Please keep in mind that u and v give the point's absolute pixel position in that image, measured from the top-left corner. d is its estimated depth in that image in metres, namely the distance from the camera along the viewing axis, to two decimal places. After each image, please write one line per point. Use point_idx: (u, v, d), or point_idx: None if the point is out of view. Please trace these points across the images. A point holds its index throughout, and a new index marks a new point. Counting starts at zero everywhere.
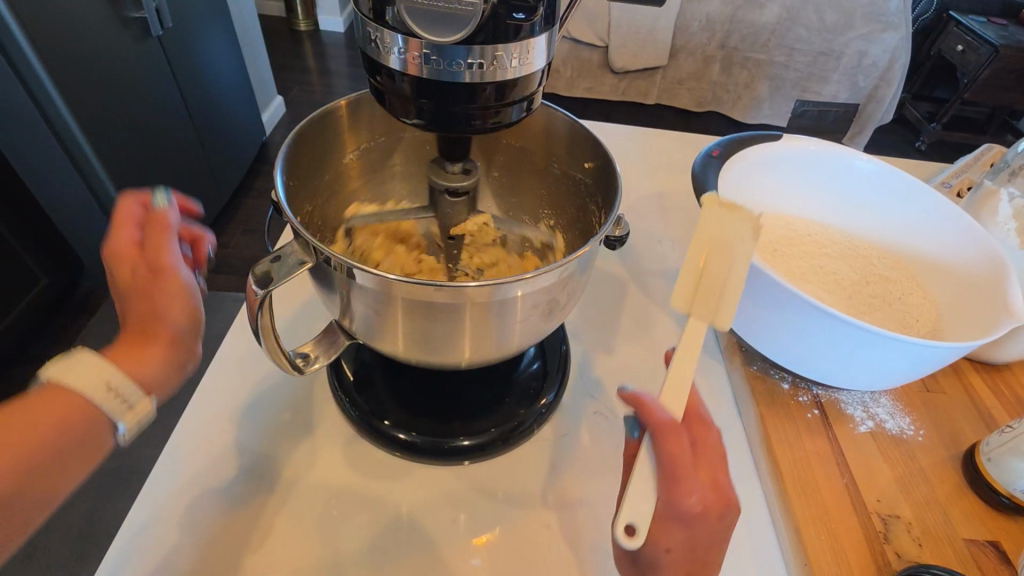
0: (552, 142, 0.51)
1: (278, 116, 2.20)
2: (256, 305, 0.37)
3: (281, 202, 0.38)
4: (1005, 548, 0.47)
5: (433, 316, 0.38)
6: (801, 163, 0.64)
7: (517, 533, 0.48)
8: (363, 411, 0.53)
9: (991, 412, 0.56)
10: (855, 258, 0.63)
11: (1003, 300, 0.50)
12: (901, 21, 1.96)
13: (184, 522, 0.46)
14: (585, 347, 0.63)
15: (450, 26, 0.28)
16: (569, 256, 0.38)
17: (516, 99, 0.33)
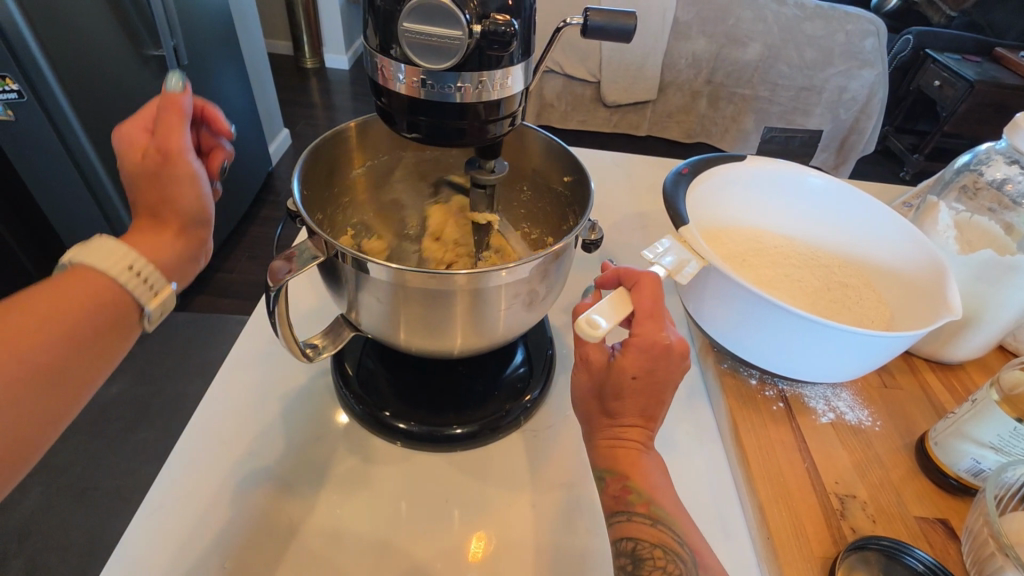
0: (536, 160, 0.58)
1: (285, 147, 2.29)
2: (273, 294, 0.42)
3: (298, 207, 0.44)
4: (952, 525, 0.51)
5: (429, 302, 0.44)
6: (763, 183, 0.71)
7: (503, 514, 0.52)
8: (365, 405, 0.58)
9: (944, 405, 0.61)
10: (817, 267, 0.68)
11: (942, 299, 0.56)
12: (877, 58, 2.07)
13: (199, 499, 0.51)
14: (570, 349, 0.68)
15: (441, 57, 0.34)
16: (544, 250, 0.43)
17: (499, 117, 0.39)
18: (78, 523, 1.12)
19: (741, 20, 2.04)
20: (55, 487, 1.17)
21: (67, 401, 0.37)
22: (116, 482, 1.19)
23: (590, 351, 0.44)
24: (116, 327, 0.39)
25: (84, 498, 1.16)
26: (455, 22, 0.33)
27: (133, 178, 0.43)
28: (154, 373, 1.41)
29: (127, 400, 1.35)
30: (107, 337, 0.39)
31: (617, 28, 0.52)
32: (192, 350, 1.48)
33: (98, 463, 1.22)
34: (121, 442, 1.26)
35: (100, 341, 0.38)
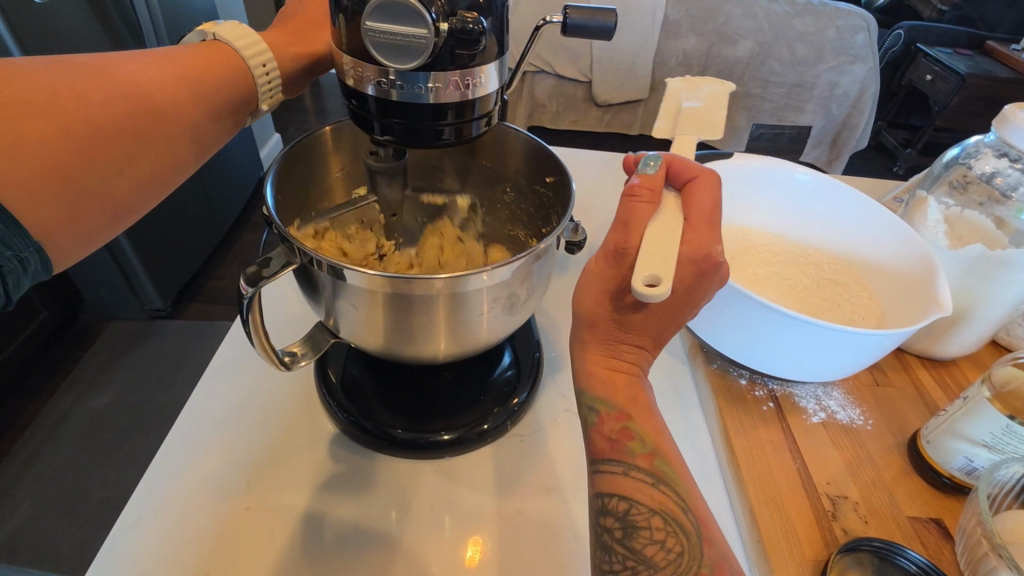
0: (517, 161, 0.57)
1: (276, 152, 2.27)
2: (247, 303, 0.42)
3: (271, 214, 0.43)
4: (945, 525, 0.50)
5: (407, 308, 0.43)
6: (750, 180, 0.70)
7: (490, 522, 0.51)
8: (349, 412, 0.57)
9: (937, 402, 0.60)
10: (806, 265, 0.68)
11: (933, 295, 0.55)
12: (867, 54, 2.07)
13: (178, 511, 0.50)
14: (558, 351, 0.67)
15: (409, 57, 0.33)
16: (524, 253, 0.42)
17: (474, 118, 0.39)
18: (69, 536, 1.10)
19: (731, 17, 2.03)
20: (46, 499, 1.15)
21: (149, 175, 0.43)
22: (108, 492, 1.17)
23: (638, 185, 0.44)
24: (201, 119, 0.46)
25: (75, 510, 1.14)
26: (421, 20, 0.32)
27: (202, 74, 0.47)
28: (145, 382, 1.39)
29: (118, 410, 1.32)
30: (191, 124, 0.45)
31: (597, 26, 0.51)
32: (183, 357, 1.46)
33: (89, 473, 1.20)
34: (112, 452, 1.24)
35: (183, 123, 0.45)
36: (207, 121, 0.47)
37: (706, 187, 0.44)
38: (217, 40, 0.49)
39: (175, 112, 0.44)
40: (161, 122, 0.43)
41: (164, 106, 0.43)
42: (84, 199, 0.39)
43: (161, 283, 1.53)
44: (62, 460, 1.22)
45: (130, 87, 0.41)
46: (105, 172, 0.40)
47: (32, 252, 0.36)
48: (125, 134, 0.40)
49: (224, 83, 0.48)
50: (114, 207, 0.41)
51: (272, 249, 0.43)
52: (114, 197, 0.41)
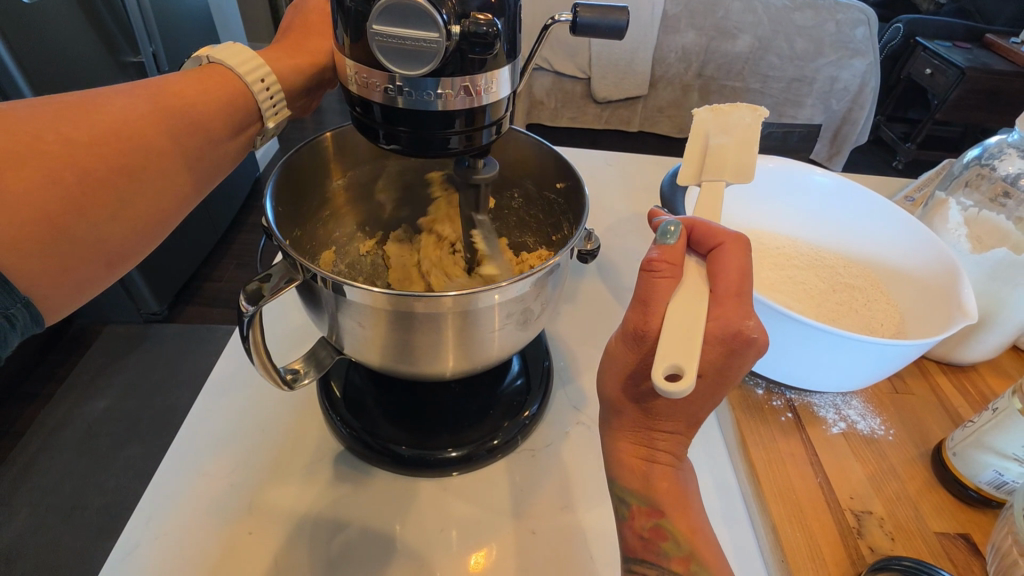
0: (525, 165, 0.55)
1: (270, 152, 2.24)
2: (247, 322, 0.39)
3: (272, 227, 0.41)
4: (974, 540, 0.48)
5: (416, 325, 0.41)
6: (762, 180, 0.69)
7: (504, 543, 0.49)
8: (353, 428, 0.55)
9: (958, 409, 0.59)
10: (822, 268, 0.66)
11: (956, 300, 0.53)
12: (868, 48, 2.05)
13: (178, 537, 0.47)
14: (567, 361, 0.65)
15: (417, 61, 0.31)
16: (538, 266, 0.41)
17: (485, 126, 0.36)
18: (66, 546, 1.07)
19: (731, 11, 2.01)
20: (42, 509, 1.12)
21: (147, 214, 0.41)
22: (106, 501, 1.14)
23: (656, 257, 0.37)
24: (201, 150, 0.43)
25: (72, 520, 1.11)
26: (432, 23, 0.30)
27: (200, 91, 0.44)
28: (141, 387, 1.35)
29: (114, 416, 1.29)
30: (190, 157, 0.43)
31: (609, 24, 0.49)
32: (180, 362, 1.42)
33: (86, 482, 1.17)
34: (109, 459, 1.20)
35: (183, 155, 0.42)
36: (207, 152, 0.44)
37: (734, 252, 0.37)
38: (213, 61, 0.46)
39: (171, 147, 0.41)
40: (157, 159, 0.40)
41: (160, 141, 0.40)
42: (74, 251, 0.37)
43: (156, 287, 1.50)
44: (58, 468, 1.19)
45: (124, 122, 0.39)
46: (95, 219, 0.37)
47: (19, 307, 0.35)
48: (118, 173, 0.38)
49: (226, 108, 0.45)
50: (111, 256, 0.40)
51: (273, 265, 0.41)
52: (110, 244, 0.39)
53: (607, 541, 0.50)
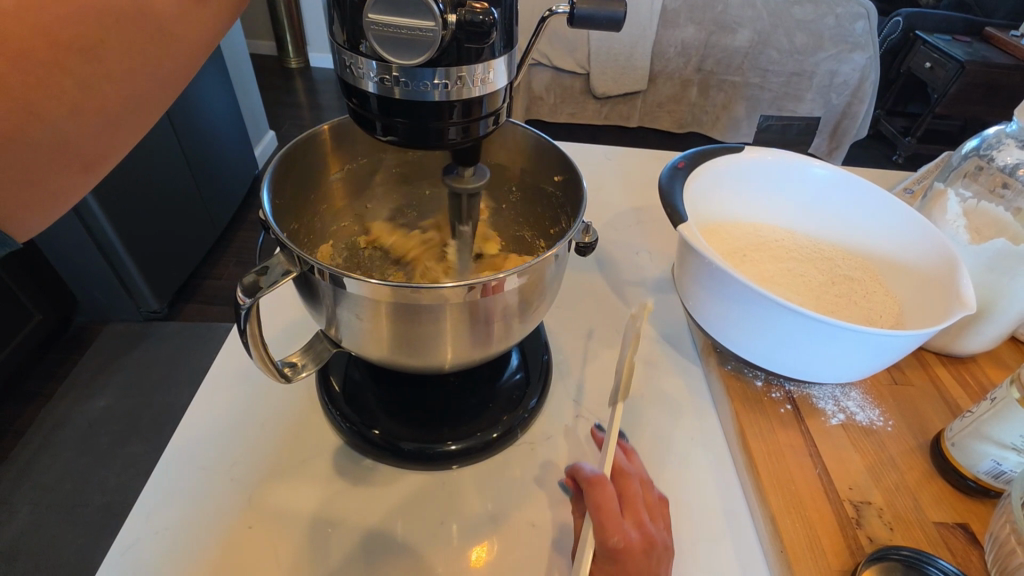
0: (522, 158, 0.55)
1: (269, 149, 2.23)
2: (245, 315, 0.39)
3: (268, 219, 0.41)
4: (973, 530, 0.48)
5: (410, 318, 0.41)
6: (760, 173, 0.68)
7: (503, 536, 0.49)
8: (352, 422, 0.55)
9: (957, 400, 0.59)
10: (820, 261, 0.66)
11: (954, 292, 0.53)
12: (868, 42, 2.04)
13: (178, 530, 0.48)
14: (566, 354, 0.65)
15: (413, 51, 0.31)
16: (536, 258, 0.41)
17: (482, 116, 0.36)
18: (68, 544, 1.07)
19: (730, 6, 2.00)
20: (44, 506, 1.12)
21: (115, 105, 0.39)
22: (107, 498, 1.14)
23: None
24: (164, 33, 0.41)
25: (75, 517, 1.11)
26: (428, 12, 0.30)
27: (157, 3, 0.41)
28: (142, 385, 1.35)
29: (115, 413, 1.29)
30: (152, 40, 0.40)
31: (606, 16, 0.48)
32: (181, 360, 1.42)
33: (88, 479, 1.17)
34: (111, 457, 1.20)
35: (145, 35, 0.40)
36: (172, 34, 0.42)
37: None
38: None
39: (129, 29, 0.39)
40: (114, 39, 0.38)
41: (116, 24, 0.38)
42: (37, 151, 0.35)
43: (155, 284, 1.50)
44: (60, 466, 1.19)
45: (78, 9, 0.36)
46: (54, 116, 0.35)
47: None
48: (74, 58, 0.36)
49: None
50: (83, 157, 0.38)
51: (270, 257, 0.41)
52: (82, 146, 0.38)
53: None
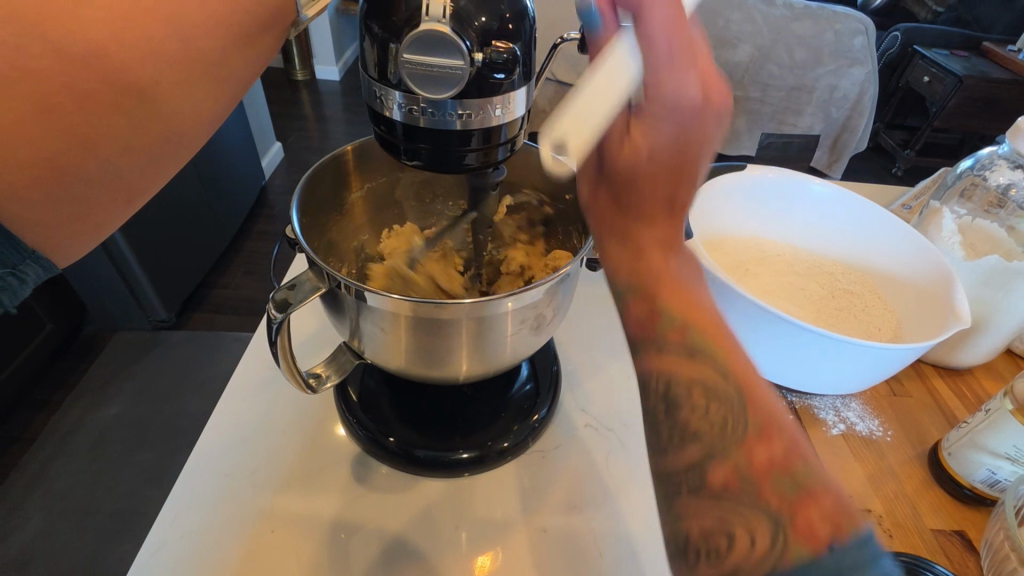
0: (535, 177, 0.58)
1: (276, 161, 2.27)
2: (275, 329, 0.42)
3: (297, 236, 0.43)
4: (969, 537, 0.50)
5: (430, 332, 0.43)
6: (762, 190, 0.71)
7: (514, 542, 0.51)
8: (370, 430, 0.57)
9: (954, 411, 0.61)
10: (821, 276, 0.68)
11: (950, 306, 0.55)
12: (866, 57, 2.08)
13: (203, 535, 0.49)
14: (575, 364, 0.67)
15: (442, 85, 0.34)
16: (550, 275, 0.43)
17: (500, 143, 0.39)
18: (79, 549, 1.07)
19: (731, 21, 2.03)
20: (55, 513, 1.13)
21: (163, 140, 0.38)
22: (118, 504, 1.14)
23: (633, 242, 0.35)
24: (222, 59, 0.40)
25: (85, 524, 1.11)
26: (457, 51, 0.33)
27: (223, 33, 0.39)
28: (151, 393, 1.36)
29: (124, 421, 1.30)
30: (208, 67, 0.39)
31: None
32: (190, 367, 1.43)
33: (97, 487, 1.17)
34: (121, 464, 1.21)
35: (207, 70, 0.38)
36: (227, 67, 0.40)
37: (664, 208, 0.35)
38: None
39: (192, 61, 0.37)
40: (171, 77, 0.36)
41: (175, 55, 0.36)
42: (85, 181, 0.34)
43: (165, 293, 1.52)
44: (70, 473, 1.20)
45: (146, 52, 0.34)
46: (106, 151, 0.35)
47: (28, 264, 0.34)
48: (131, 100, 0.34)
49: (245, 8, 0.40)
50: (129, 190, 0.38)
51: (299, 274, 0.43)
52: (130, 181, 0.38)
53: (614, 541, 0.51)
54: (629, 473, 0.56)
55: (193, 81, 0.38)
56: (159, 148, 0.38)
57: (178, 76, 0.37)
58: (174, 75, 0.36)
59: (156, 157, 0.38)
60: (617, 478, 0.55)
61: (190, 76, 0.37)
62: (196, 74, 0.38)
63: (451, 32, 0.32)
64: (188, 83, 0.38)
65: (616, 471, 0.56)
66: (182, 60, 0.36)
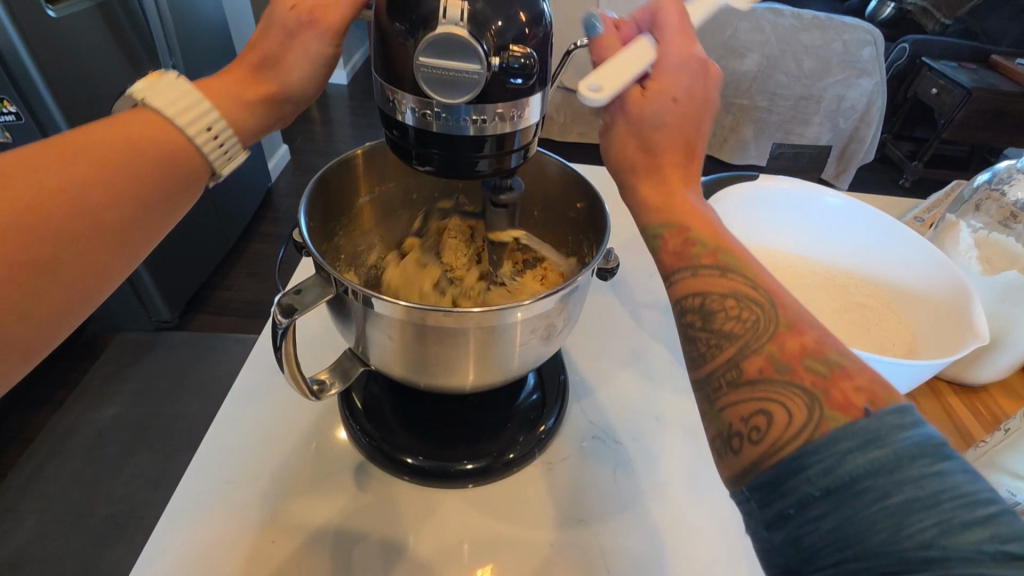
0: (546, 185, 0.58)
1: (281, 163, 2.27)
2: (281, 334, 0.41)
3: (305, 241, 0.43)
4: None
5: (438, 339, 0.42)
6: (774, 200, 0.71)
7: (516, 557, 0.49)
8: (374, 438, 0.56)
9: (969, 428, 0.59)
10: (833, 288, 0.67)
11: (968, 322, 0.54)
12: (875, 68, 2.07)
13: (201, 544, 0.48)
14: (582, 374, 0.66)
15: (456, 89, 0.33)
16: (562, 284, 0.42)
17: (514, 149, 0.38)
18: (74, 551, 1.06)
19: (739, 31, 2.02)
20: (51, 514, 1.11)
21: (95, 272, 0.37)
22: (114, 507, 1.13)
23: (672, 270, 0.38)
24: (133, 219, 0.39)
25: (81, 526, 1.10)
26: (473, 55, 0.32)
27: (166, 168, 0.40)
28: (151, 394, 1.35)
29: (123, 422, 1.29)
30: (118, 225, 0.38)
31: None
32: (191, 369, 1.42)
33: (94, 489, 1.16)
34: (118, 467, 1.20)
35: (154, 200, 0.40)
36: (172, 193, 0.41)
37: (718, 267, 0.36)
38: (147, 105, 0.41)
39: (133, 198, 0.39)
40: (113, 213, 0.37)
41: (79, 215, 0.36)
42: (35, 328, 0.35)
43: (167, 294, 1.52)
44: (68, 474, 1.18)
45: (83, 201, 0.36)
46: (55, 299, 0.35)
47: None
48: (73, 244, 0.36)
49: (169, 167, 0.41)
50: (20, 348, 0.35)
51: (306, 279, 0.43)
52: (21, 339, 0.35)
53: (617, 555, 0.49)
54: (637, 486, 0.55)
55: (139, 212, 0.39)
56: (108, 283, 0.39)
57: (123, 212, 0.38)
58: (118, 214, 0.38)
59: (104, 292, 0.39)
60: (625, 492, 0.54)
61: (137, 211, 0.39)
62: (140, 207, 0.39)
63: (468, 35, 0.32)
64: (135, 217, 0.39)
65: (623, 485, 0.55)
66: (121, 200, 0.38)
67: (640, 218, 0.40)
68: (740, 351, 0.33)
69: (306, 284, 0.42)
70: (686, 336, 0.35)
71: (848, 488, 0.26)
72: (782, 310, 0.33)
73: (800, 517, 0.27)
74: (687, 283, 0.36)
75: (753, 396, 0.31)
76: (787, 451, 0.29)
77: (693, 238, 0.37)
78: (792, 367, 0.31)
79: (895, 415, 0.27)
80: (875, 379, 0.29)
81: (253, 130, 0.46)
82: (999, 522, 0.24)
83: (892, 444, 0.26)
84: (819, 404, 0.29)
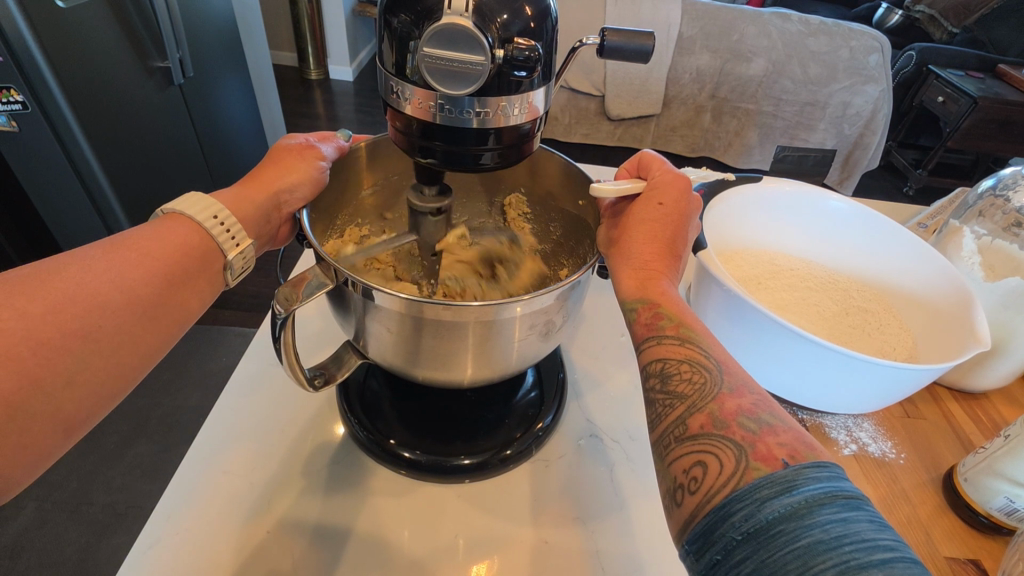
0: (552, 182, 0.59)
1: None
2: (280, 324, 0.41)
3: (307, 231, 0.43)
4: (984, 566, 0.48)
5: (437, 332, 0.42)
6: (780, 202, 0.71)
7: (512, 555, 0.49)
8: (370, 432, 0.56)
9: (970, 435, 0.59)
10: (834, 291, 0.67)
11: (970, 327, 0.54)
12: (881, 75, 2.06)
13: (195, 534, 0.48)
14: (581, 372, 0.66)
15: (461, 82, 0.33)
16: (563, 280, 0.42)
17: (516, 141, 0.38)
18: (71, 542, 1.05)
19: (746, 35, 2.01)
20: (49, 503, 1.11)
21: (106, 359, 0.38)
22: (112, 497, 1.13)
23: (654, 323, 0.41)
24: (160, 296, 0.41)
25: (79, 516, 1.09)
26: (478, 46, 0.32)
27: (179, 255, 0.43)
28: (151, 386, 1.35)
29: (121, 413, 1.28)
30: (146, 305, 0.40)
31: (635, 48, 0.50)
32: (192, 360, 1.42)
33: (93, 479, 1.15)
34: (117, 457, 1.19)
35: (163, 286, 0.41)
36: (184, 285, 0.43)
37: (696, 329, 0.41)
38: (174, 211, 0.45)
39: (144, 283, 0.40)
40: (123, 297, 0.39)
41: (111, 293, 0.38)
42: (46, 421, 0.35)
43: None
44: (66, 463, 1.17)
45: (97, 291, 0.38)
46: (66, 391, 0.36)
47: None
48: (84, 339, 0.36)
49: (190, 254, 0.44)
50: (23, 453, 0.34)
51: (302, 271, 0.42)
52: (66, 409, 0.36)
53: (609, 558, 0.49)
54: (633, 486, 0.55)
55: (151, 298, 0.41)
56: (124, 374, 0.39)
57: (133, 300, 0.39)
58: (129, 300, 0.39)
59: (120, 389, 0.39)
60: (621, 490, 0.54)
61: (148, 298, 0.40)
62: (151, 293, 0.41)
63: (473, 27, 0.32)
64: (147, 304, 0.40)
65: (620, 484, 0.55)
66: (132, 288, 0.40)
67: (621, 291, 0.44)
68: (686, 410, 0.36)
69: (302, 276, 0.42)
70: (648, 399, 0.39)
71: (765, 531, 0.28)
72: (727, 380, 0.37)
73: (727, 562, 0.28)
74: (653, 351, 0.40)
75: (692, 449, 0.34)
76: (716, 500, 0.31)
77: (662, 311, 0.41)
78: (728, 423, 0.34)
79: (811, 468, 0.29)
80: (799, 438, 0.32)
81: (255, 216, 0.49)
82: (897, 566, 0.25)
83: (803, 492, 0.28)
84: (745, 454, 0.32)
